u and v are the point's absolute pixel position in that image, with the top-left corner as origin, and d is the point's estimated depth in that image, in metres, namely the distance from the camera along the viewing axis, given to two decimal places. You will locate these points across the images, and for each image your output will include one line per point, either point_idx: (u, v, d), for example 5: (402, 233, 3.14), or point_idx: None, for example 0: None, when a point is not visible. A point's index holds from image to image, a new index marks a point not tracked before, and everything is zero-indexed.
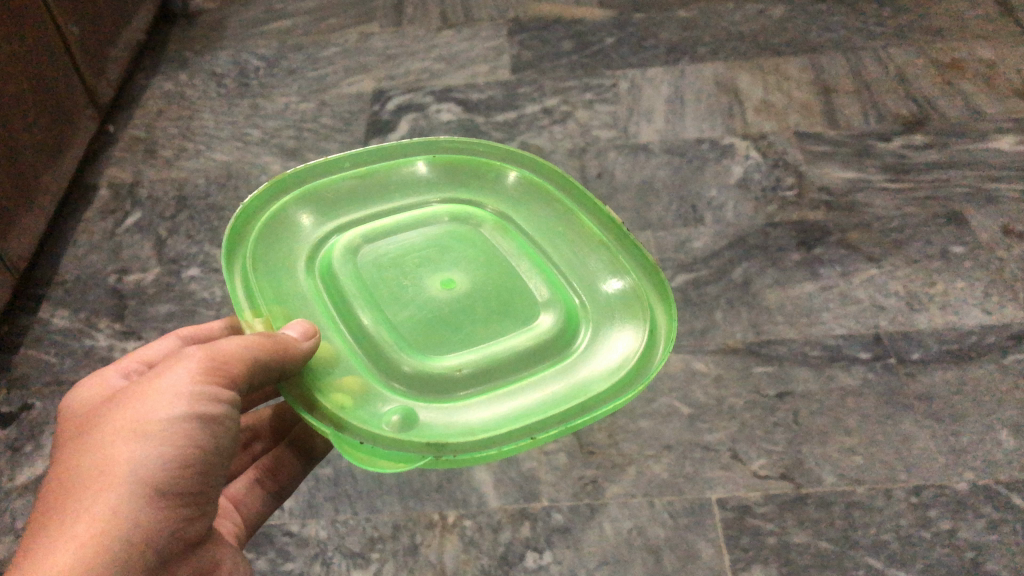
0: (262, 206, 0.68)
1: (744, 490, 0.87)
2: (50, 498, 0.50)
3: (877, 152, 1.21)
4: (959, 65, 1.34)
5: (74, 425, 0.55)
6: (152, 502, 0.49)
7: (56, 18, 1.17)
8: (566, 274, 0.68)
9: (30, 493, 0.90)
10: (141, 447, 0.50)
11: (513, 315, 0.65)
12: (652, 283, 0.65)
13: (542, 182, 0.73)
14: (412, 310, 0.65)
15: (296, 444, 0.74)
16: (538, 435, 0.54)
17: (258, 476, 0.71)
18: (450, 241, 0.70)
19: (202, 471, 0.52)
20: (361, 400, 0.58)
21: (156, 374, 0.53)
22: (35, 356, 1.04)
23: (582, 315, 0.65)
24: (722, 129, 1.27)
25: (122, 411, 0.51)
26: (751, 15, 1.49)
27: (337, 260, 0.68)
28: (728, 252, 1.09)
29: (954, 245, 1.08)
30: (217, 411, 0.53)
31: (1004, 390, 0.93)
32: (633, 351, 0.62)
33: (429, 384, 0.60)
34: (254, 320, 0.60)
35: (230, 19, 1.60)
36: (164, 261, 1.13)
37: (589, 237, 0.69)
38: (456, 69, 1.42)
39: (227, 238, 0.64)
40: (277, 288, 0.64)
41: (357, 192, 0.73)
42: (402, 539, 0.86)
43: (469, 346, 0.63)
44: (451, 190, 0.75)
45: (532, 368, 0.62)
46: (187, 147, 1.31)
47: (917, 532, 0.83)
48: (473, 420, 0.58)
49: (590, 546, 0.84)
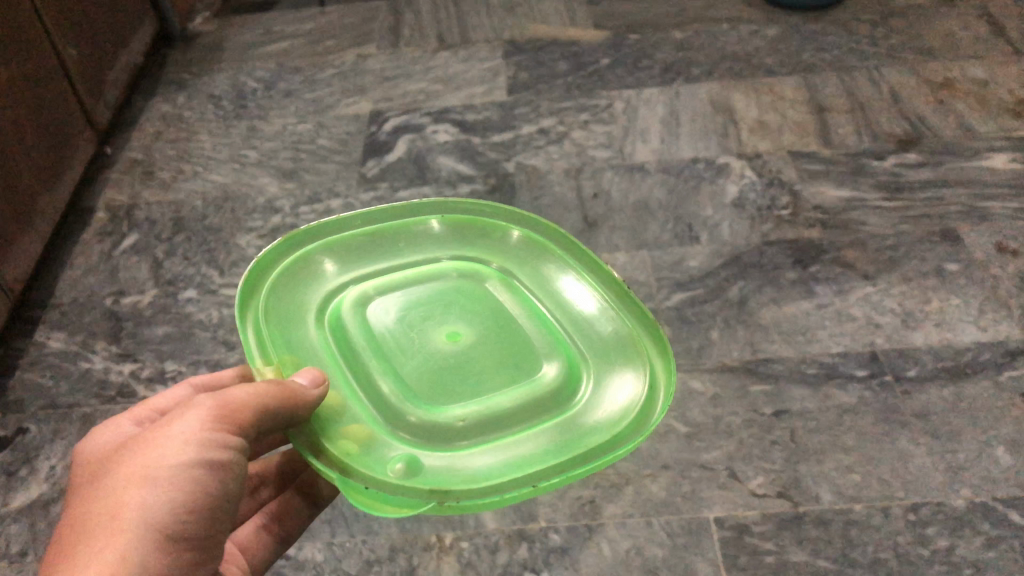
0: (277, 260, 0.69)
1: (741, 509, 0.86)
2: (60, 542, 0.50)
3: (871, 171, 1.22)
4: (951, 84, 1.35)
5: (87, 472, 0.55)
6: (161, 546, 0.49)
7: (53, 40, 1.18)
8: (569, 328, 0.68)
9: (25, 517, 0.90)
10: (151, 492, 0.49)
11: (517, 367, 0.65)
12: (651, 336, 0.64)
13: (545, 240, 0.74)
14: (418, 363, 0.65)
15: (304, 490, 0.74)
16: (540, 484, 0.53)
17: (266, 521, 0.71)
18: (456, 295, 0.70)
19: (210, 517, 0.52)
20: (367, 449, 0.58)
21: (166, 422, 0.53)
22: (31, 380, 1.03)
23: (584, 367, 0.65)
24: (717, 148, 1.28)
25: (133, 457, 0.51)
26: (745, 35, 1.51)
27: (347, 313, 0.68)
28: (724, 271, 1.09)
29: (949, 262, 1.08)
30: (226, 457, 0.52)
31: (1001, 406, 0.93)
32: (633, 400, 0.62)
33: (434, 435, 0.60)
34: (264, 367, 0.60)
35: (228, 42, 1.61)
36: (160, 282, 1.13)
37: (590, 293, 0.70)
38: (453, 90, 1.43)
39: (242, 288, 0.64)
40: (289, 339, 0.64)
41: (364, 249, 0.73)
42: (399, 562, 0.85)
43: (473, 397, 0.63)
44: (457, 246, 0.75)
45: (534, 419, 0.62)
46: (185, 169, 1.31)
47: (915, 550, 0.83)
48: (476, 468, 0.58)
49: (588, 566, 0.83)
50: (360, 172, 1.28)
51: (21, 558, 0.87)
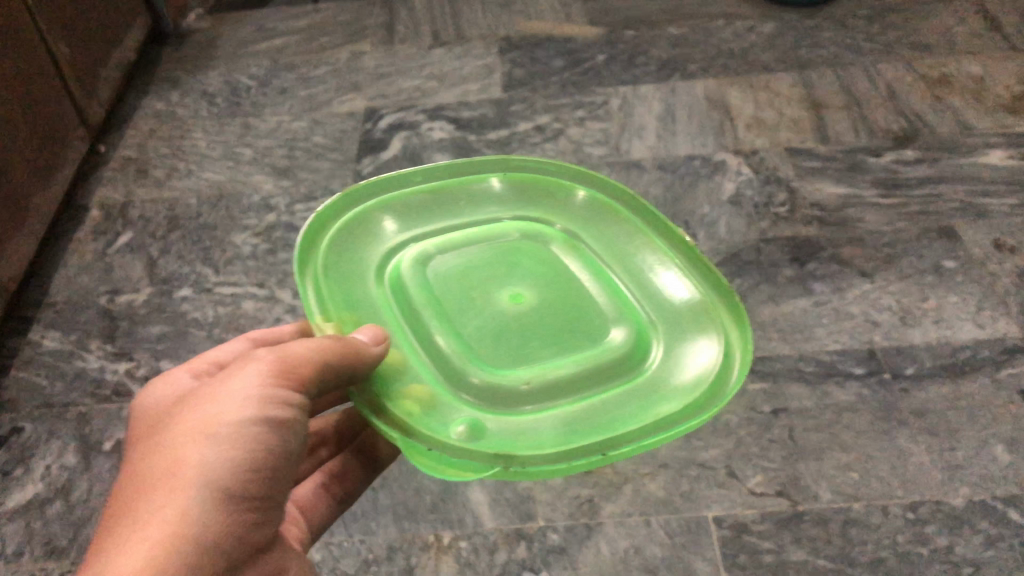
0: (338, 215, 0.68)
1: (740, 508, 0.86)
2: (120, 496, 0.49)
3: (868, 168, 1.22)
4: (947, 80, 1.35)
5: (146, 427, 0.54)
6: (223, 505, 0.48)
7: (45, 36, 1.17)
8: (637, 294, 0.66)
9: (20, 518, 0.89)
10: (212, 450, 0.48)
11: (582, 332, 0.63)
12: (725, 305, 0.62)
13: (611, 204, 0.72)
14: (480, 324, 0.64)
15: (362, 450, 0.72)
16: (609, 452, 0.52)
17: (324, 481, 0.70)
18: (517, 257, 0.69)
19: (270, 477, 0.50)
20: (429, 408, 0.57)
21: (225, 377, 0.52)
22: (25, 379, 1.03)
23: (652, 332, 0.63)
24: (714, 145, 1.27)
25: (194, 412, 0.50)
26: (741, 32, 1.51)
27: (406, 271, 0.66)
28: (722, 269, 1.09)
29: (946, 259, 1.08)
30: (288, 416, 0.51)
31: (998, 404, 0.93)
32: (707, 370, 0.59)
33: (497, 398, 0.59)
34: (324, 323, 0.59)
35: (222, 39, 1.60)
36: (155, 281, 1.12)
37: (659, 260, 0.67)
38: (448, 88, 1.42)
39: (302, 241, 0.63)
40: (348, 295, 0.63)
41: (425, 207, 0.72)
42: (397, 562, 0.85)
43: (537, 362, 0.61)
44: (520, 207, 0.73)
45: (600, 385, 0.60)
46: (178, 167, 1.30)
47: (914, 549, 0.82)
48: (542, 432, 0.56)
49: (587, 566, 0.83)
50: (355, 169, 1.27)
51: (16, 558, 0.86)
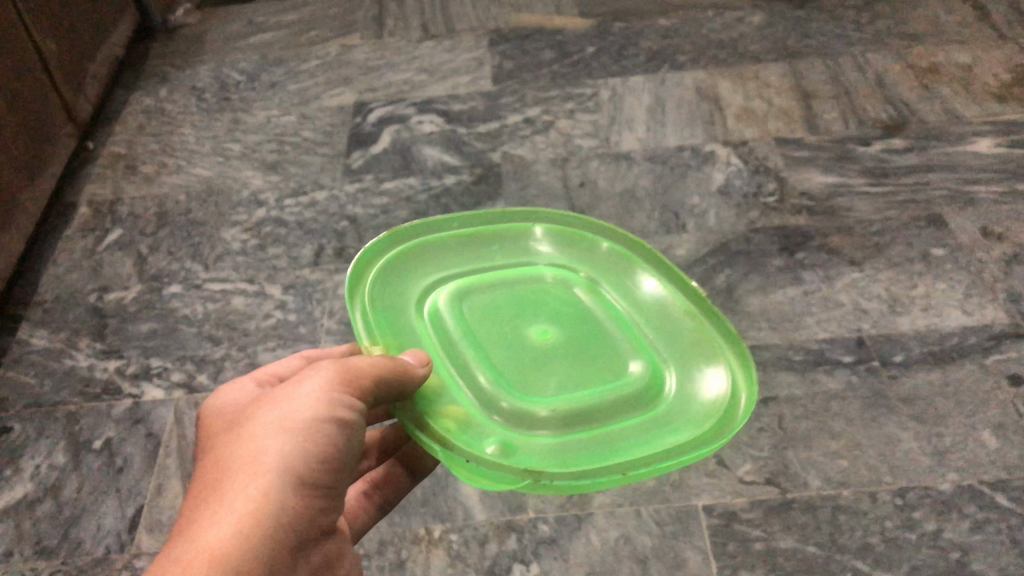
0: (382, 252, 0.69)
1: (730, 496, 0.87)
2: (204, 478, 0.50)
3: (857, 157, 1.22)
4: (936, 69, 1.36)
5: (224, 422, 0.55)
6: (297, 490, 0.48)
7: (32, 32, 1.16)
8: (655, 338, 0.66)
9: (11, 517, 0.89)
10: (289, 440, 0.49)
11: (604, 366, 0.63)
12: (736, 353, 0.62)
13: (633, 255, 0.72)
14: (509, 356, 0.64)
15: (406, 458, 0.71)
16: (632, 471, 0.52)
17: (366, 488, 0.68)
18: (543, 296, 0.69)
19: (337, 469, 0.51)
20: (465, 427, 0.57)
21: (296, 380, 0.53)
22: (15, 377, 1.03)
23: (669, 372, 0.63)
24: (703, 136, 1.28)
25: (272, 407, 0.51)
26: (731, 22, 1.51)
27: (444, 304, 0.67)
28: (711, 260, 1.09)
29: (934, 247, 1.09)
30: (354, 418, 0.52)
31: (986, 389, 0.93)
32: (718, 411, 0.59)
33: (523, 423, 0.59)
34: (373, 347, 0.60)
35: (211, 34, 1.60)
36: (145, 278, 1.12)
37: (676, 307, 0.67)
38: (438, 80, 1.42)
39: (352, 271, 0.64)
40: (391, 324, 0.64)
41: (459, 248, 0.72)
42: (388, 555, 0.85)
43: (562, 392, 0.61)
44: (547, 253, 0.74)
45: (618, 416, 0.60)
46: (167, 164, 1.30)
47: (902, 534, 0.83)
48: (564, 458, 0.56)
49: (578, 557, 0.83)
50: (345, 163, 1.27)
51: (6, 558, 0.86)
